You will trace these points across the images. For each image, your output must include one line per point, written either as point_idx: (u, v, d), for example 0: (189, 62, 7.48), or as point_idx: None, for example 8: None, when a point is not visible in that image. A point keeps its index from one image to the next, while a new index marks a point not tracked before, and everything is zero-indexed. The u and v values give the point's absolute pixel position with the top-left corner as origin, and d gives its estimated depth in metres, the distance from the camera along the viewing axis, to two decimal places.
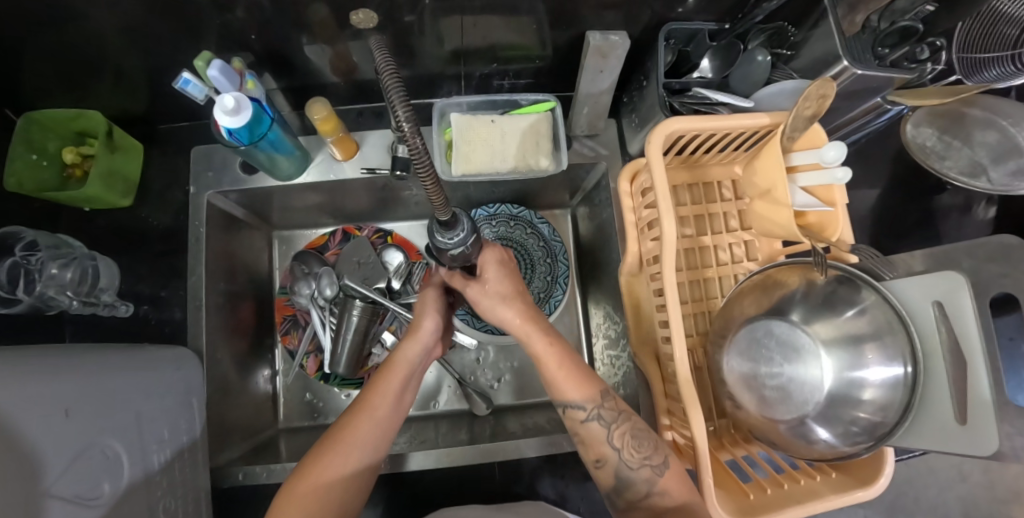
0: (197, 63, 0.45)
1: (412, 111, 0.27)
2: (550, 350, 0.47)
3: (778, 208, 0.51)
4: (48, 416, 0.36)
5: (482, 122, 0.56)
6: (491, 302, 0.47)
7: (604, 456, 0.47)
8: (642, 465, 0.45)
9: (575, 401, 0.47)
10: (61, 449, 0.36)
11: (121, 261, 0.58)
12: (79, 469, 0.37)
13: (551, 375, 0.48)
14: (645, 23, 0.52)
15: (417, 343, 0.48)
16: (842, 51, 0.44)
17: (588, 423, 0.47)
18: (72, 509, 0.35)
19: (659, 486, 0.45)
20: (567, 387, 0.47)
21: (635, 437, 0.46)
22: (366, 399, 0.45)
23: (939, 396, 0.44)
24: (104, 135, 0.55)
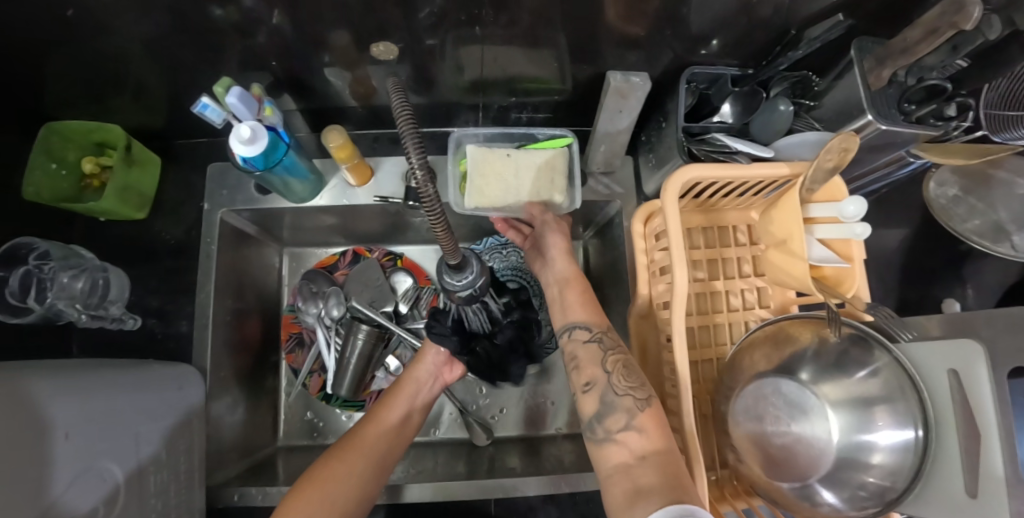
0: (217, 89, 0.46)
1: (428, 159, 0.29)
2: (582, 291, 0.56)
3: (791, 259, 0.50)
4: (46, 438, 0.36)
5: (498, 156, 0.55)
6: (557, 266, 0.58)
7: (593, 378, 0.48)
8: (627, 393, 0.46)
9: (580, 322, 0.53)
10: (55, 472, 0.36)
11: (131, 274, 0.58)
12: (72, 494, 0.37)
13: (570, 297, 0.55)
14: (666, 64, 0.51)
15: (416, 383, 0.61)
16: (866, 106, 0.44)
17: (587, 344, 0.51)
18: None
19: (637, 419, 0.44)
20: (575, 309, 0.54)
21: (625, 367, 0.48)
22: (363, 432, 0.55)
23: (950, 466, 0.42)
24: (123, 149, 0.55)
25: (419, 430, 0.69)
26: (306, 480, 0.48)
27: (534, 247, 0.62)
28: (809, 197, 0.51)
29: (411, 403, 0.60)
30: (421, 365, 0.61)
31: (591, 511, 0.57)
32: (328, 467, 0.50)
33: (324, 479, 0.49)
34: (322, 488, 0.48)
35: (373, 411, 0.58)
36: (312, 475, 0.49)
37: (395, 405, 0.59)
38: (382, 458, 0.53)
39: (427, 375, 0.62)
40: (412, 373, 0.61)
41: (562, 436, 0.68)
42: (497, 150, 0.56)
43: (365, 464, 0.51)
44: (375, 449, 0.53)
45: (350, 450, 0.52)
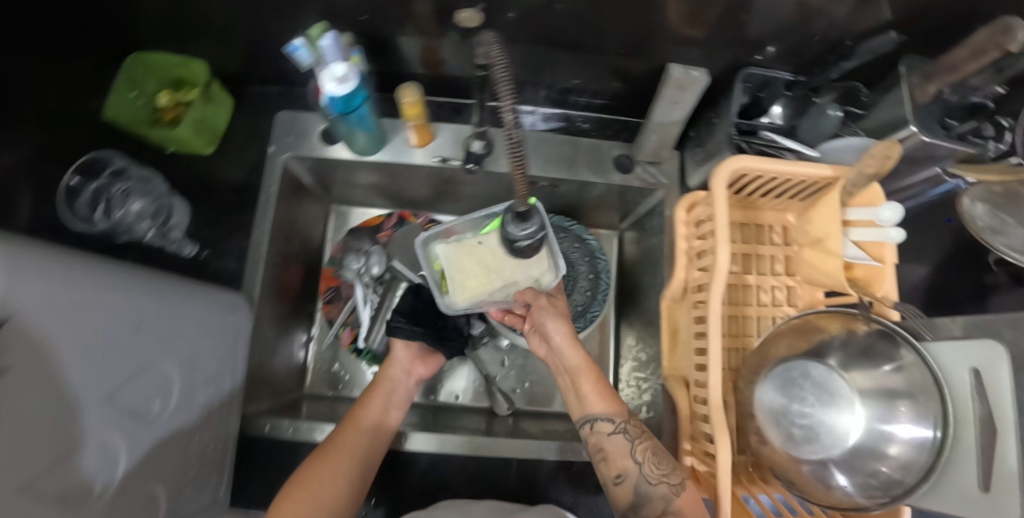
0: (312, 32, 0.48)
1: (515, 98, 0.35)
2: (587, 368, 0.53)
3: (827, 257, 0.53)
4: (120, 327, 0.39)
5: (470, 245, 0.55)
6: (565, 344, 0.54)
7: (624, 471, 0.48)
8: (660, 481, 0.46)
9: (602, 414, 0.50)
10: (123, 362, 0.39)
11: (193, 206, 0.61)
12: (135, 384, 0.40)
13: (585, 387, 0.52)
14: (725, 63, 0.55)
15: (391, 382, 0.61)
16: (910, 117, 0.47)
17: (613, 436, 0.49)
18: (120, 420, 0.38)
19: (675, 506, 0.45)
20: (593, 401, 0.52)
21: (655, 455, 0.48)
22: (344, 431, 0.54)
23: (966, 464, 0.44)
24: (203, 87, 0.59)
25: (440, 393, 0.71)
26: (293, 484, 0.48)
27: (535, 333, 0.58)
28: (847, 201, 0.53)
29: (388, 403, 0.59)
30: (393, 363, 0.62)
31: None
32: (313, 469, 0.49)
33: (308, 482, 0.48)
34: (308, 490, 0.48)
35: (352, 411, 0.57)
36: (297, 478, 0.49)
37: (374, 404, 0.58)
38: (365, 455, 0.52)
39: (399, 372, 0.62)
40: (386, 374, 0.61)
41: None
42: (468, 240, 0.55)
43: (347, 463, 0.51)
44: (356, 448, 0.52)
45: (332, 451, 0.52)
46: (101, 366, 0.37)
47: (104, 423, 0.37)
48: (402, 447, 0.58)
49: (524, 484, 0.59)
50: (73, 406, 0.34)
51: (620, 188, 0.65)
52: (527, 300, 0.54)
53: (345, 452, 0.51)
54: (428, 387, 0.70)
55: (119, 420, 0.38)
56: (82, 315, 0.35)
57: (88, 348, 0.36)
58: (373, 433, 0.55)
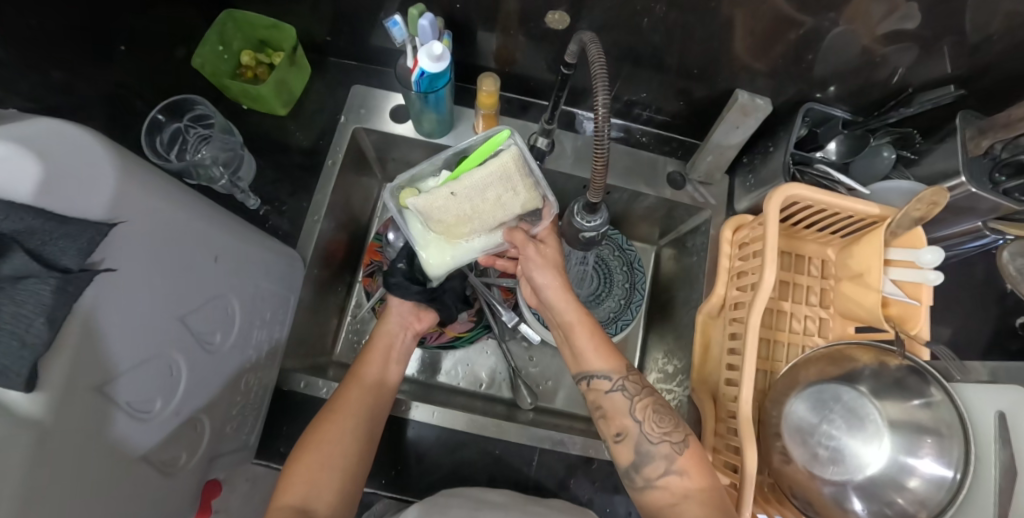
0: (411, 11, 0.51)
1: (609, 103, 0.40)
2: (581, 323, 0.53)
3: (865, 291, 0.56)
4: (201, 255, 0.41)
5: (440, 195, 0.47)
6: (559, 296, 0.54)
7: (624, 428, 0.50)
8: (661, 440, 0.48)
9: (601, 371, 0.52)
10: (199, 289, 0.41)
11: (259, 161, 0.63)
12: (206, 312, 0.43)
13: (581, 345, 0.53)
14: (787, 96, 0.58)
15: (389, 336, 0.61)
16: (960, 168, 0.50)
17: (611, 394, 0.51)
18: (191, 345, 0.41)
19: (677, 465, 0.47)
20: (591, 358, 0.53)
21: (656, 412, 0.49)
22: (344, 391, 0.55)
23: (982, 506, 0.46)
24: (290, 49, 0.61)
25: (466, 378, 0.72)
26: (303, 446, 0.51)
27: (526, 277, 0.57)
28: (889, 241, 0.56)
29: (385, 359, 0.59)
30: (388, 320, 0.62)
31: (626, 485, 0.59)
32: (321, 430, 0.51)
33: (316, 443, 0.50)
34: (317, 451, 0.50)
35: (352, 373, 0.57)
36: (306, 442, 0.51)
37: (372, 363, 0.59)
38: (368, 414, 0.53)
39: (395, 328, 0.62)
40: (381, 333, 0.61)
41: None
42: (438, 189, 0.47)
43: (351, 422, 0.52)
44: (357, 407, 0.53)
45: (335, 411, 0.53)
46: (183, 290, 0.39)
47: (176, 345, 0.39)
48: (402, 414, 0.61)
49: (542, 474, 0.60)
50: (154, 321, 0.37)
51: (668, 202, 0.68)
52: (516, 241, 0.50)
53: (347, 411, 0.52)
54: (458, 370, 0.73)
55: (186, 341, 0.40)
56: (169, 233, 0.37)
57: (174, 268, 0.38)
58: (374, 391, 0.56)
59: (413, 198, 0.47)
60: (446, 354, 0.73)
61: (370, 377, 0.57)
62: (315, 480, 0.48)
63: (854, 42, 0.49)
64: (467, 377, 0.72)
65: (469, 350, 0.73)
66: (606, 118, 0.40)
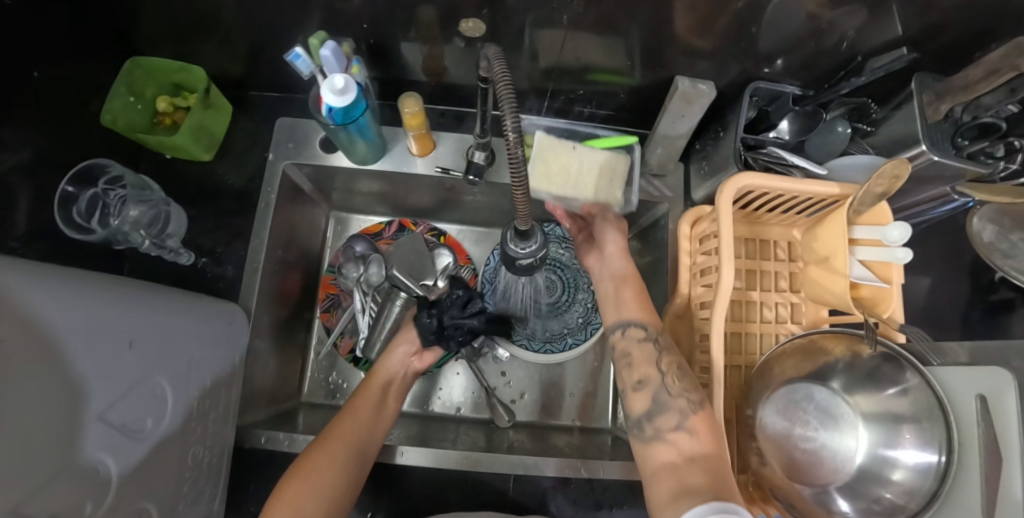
0: (312, 41, 0.48)
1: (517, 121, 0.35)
2: (635, 277, 0.53)
3: (834, 276, 0.52)
4: (113, 343, 0.38)
5: (564, 147, 0.58)
6: (618, 252, 0.54)
7: (646, 378, 0.46)
8: (680, 395, 0.44)
9: (635, 320, 0.49)
10: (117, 379, 0.37)
11: (190, 212, 0.61)
12: (130, 401, 0.39)
13: (625, 295, 0.51)
14: (732, 76, 0.54)
15: (388, 373, 0.59)
16: (920, 135, 0.47)
17: (641, 342, 0.48)
18: (116, 441, 0.37)
19: (688, 423, 0.42)
20: (631, 306, 0.51)
21: (679, 369, 0.46)
22: (339, 421, 0.52)
23: (967, 491, 0.44)
24: (203, 92, 0.58)
25: (439, 403, 0.71)
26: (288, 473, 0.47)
27: (588, 239, 0.58)
28: (855, 219, 0.53)
29: (386, 393, 0.57)
30: (393, 354, 0.60)
31: (606, 500, 0.58)
32: (312, 459, 0.48)
33: (305, 471, 0.47)
34: (305, 479, 0.46)
35: (347, 404, 0.55)
36: (293, 469, 0.48)
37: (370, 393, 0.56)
38: (362, 448, 0.51)
39: (397, 365, 0.59)
40: (383, 366, 0.58)
41: (578, 427, 0.70)
42: (564, 141, 0.58)
43: (344, 452, 0.49)
44: (352, 438, 0.51)
45: (329, 439, 0.50)
46: (94, 386, 0.35)
47: (99, 447, 0.35)
48: (389, 460, 0.56)
49: (521, 496, 0.59)
50: (67, 429, 0.32)
51: None
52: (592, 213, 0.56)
53: (341, 442, 0.50)
54: (429, 396, 0.71)
55: (111, 437, 0.36)
56: (64, 329, 0.33)
57: (81, 360, 0.34)
58: (371, 424, 0.53)
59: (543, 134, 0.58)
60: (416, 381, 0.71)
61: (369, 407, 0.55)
62: (300, 509, 0.45)
63: (796, 13, 0.45)
64: (440, 402, 0.71)
65: (439, 374, 0.72)
66: (518, 139, 0.35)
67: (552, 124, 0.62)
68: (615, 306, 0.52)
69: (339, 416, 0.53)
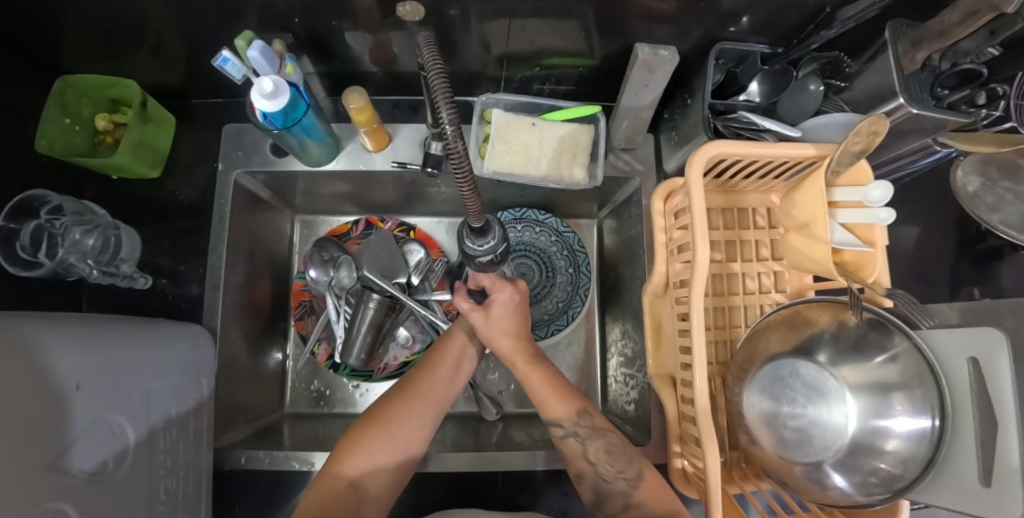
0: (238, 42, 0.45)
1: (455, 111, 0.31)
2: (533, 370, 0.50)
3: (814, 243, 0.50)
4: (59, 388, 0.36)
5: (523, 123, 0.55)
6: (493, 326, 0.50)
7: (582, 471, 0.47)
8: (617, 478, 0.46)
9: (556, 419, 0.48)
10: (68, 424, 0.36)
11: (144, 234, 0.58)
12: (86, 444, 0.37)
13: (534, 388, 0.50)
14: (695, 39, 0.50)
15: (462, 340, 0.53)
16: (898, 89, 0.44)
17: (567, 439, 0.48)
18: (78, 487, 0.35)
19: (635, 498, 0.44)
20: (550, 404, 0.49)
21: (610, 453, 0.47)
22: (419, 376, 0.51)
23: (964, 455, 0.43)
24: (139, 105, 0.55)
25: None
26: (366, 420, 0.47)
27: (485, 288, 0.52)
28: (835, 180, 0.50)
29: (459, 361, 0.53)
30: (467, 317, 0.54)
31: None
32: (386, 417, 0.47)
33: (382, 425, 0.46)
34: (383, 431, 0.46)
35: (425, 360, 0.52)
36: (371, 416, 0.47)
37: (448, 352, 0.53)
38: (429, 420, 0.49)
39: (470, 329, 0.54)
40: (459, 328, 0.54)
41: None
42: (523, 117, 0.56)
43: (422, 410, 0.48)
44: (431, 398, 0.49)
45: (401, 403, 0.48)
46: (45, 435, 0.33)
47: (63, 495, 0.34)
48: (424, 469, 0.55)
49: (509, 492, 0.58)
50: (28, 483, 0.31)
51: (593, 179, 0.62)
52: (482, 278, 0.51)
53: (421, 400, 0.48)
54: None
55: (70, 484, 0.35)
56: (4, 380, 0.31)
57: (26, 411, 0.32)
58: (448, 385, 0.51)
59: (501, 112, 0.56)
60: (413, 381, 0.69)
61: (448, 368, 0.52)
62: (374, 456, 0.45)
63: None
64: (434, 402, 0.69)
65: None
66: (456, 132, 0.31)
67: (511, 97, 0.58)
68: (536, 401, 0.50)
69: (418, 372, 0.51)
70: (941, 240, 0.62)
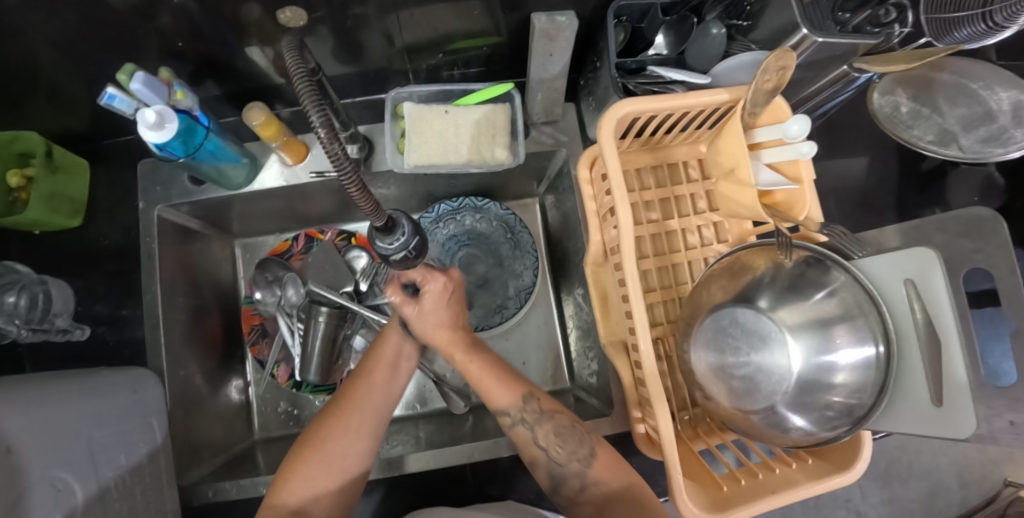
0: (121, 77, 0.44)
1: (324, 116, 0.29)
2: (474, 366, 0.49)
3: (741, 188, 0.49)
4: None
5: (435, 112, 0.54)
6: (423, 319, 0.49)
7: (536, 457, 0.48)
8: (570, 460, 0.46)
9: (501, 407, 0.48)
10: (13, 482, 0.35)
11: (74, 284, 0.57)
12: (33, 502, 0.36)
13: (483, 386, 0.49)
14: (592, 1, 0.49)
15: (395, 341, 0.52)
16: (799, 20, 0.43)
17: (514, 427, 0.48)
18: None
19: (590, 477, 0.46)
20: (495, 394, 0.48)
21: (559, 435, 0.47)
22: (353, 391, 0.49)
23: (913, 377, 0.43)
24: (43, 155, 0.53)
25: (402, 405, 0.69)
26: (305, 446, 0.47)
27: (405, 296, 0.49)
28: (754, 121, 0.49)
29: (396, 362, 0.51)
30: (392, 327, 0.52)
31: None
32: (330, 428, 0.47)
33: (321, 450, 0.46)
34: (323, 457, 0.46)
35: (358, 374, 0.51)
36: (309, 440, 0.47)
37: (379, 361, 0.51)
38: (375, 419, 0.49)
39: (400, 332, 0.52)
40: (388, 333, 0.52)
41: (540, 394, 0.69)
42: (435, 106, 0.55)
43: (361, 424, 0.48)
44: (369, 411, 0.48)
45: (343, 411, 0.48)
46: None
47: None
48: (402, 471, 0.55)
49: (484, 481, 0.59)
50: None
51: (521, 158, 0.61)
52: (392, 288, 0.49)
53: (356, 417, 0.47)
54: (399, 400, 0.69)
55: None
56: None
57: None
58: (384, 392, 0.50)
59: (411, 104, 0.54)
60: None
61: (382, 375, 0.50)
62: (313, 481, 0.45)
63: None
64: (408, 404, 0.69)
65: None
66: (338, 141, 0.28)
67: (422, 88, 0.57)
68: (481, 389, 0.49)
69: (354, 382, 0.50)
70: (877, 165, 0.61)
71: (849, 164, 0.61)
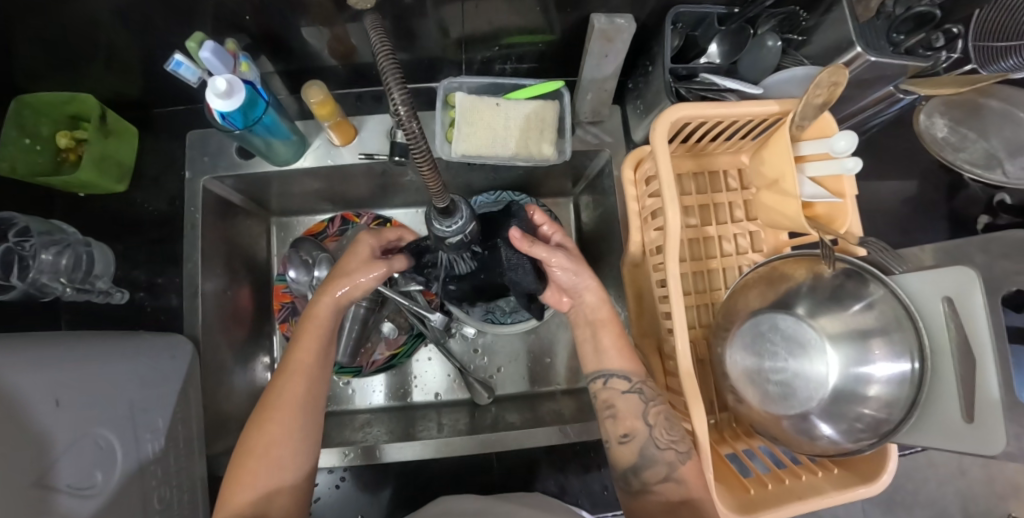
0: (190, 45, 0.44)
1: (409, 95, 0.26)
2: (609, 322, 0.51)
3: (785, 199, 0.49)
4: (38, 405, 0.35)
5: (486, 104, 0.55)
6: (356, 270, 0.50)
7: (632, 431, 0.48)
8: (667, 447, 0.46)
9: (617, 371, 0.50)
10: (53, 438, 0.35)
11: (117, 248, 0.58)
12: (73, 458, 0.37)
13: (605, 343, 0.51)
14: (651, 6, 0.50)
15: (319, 320, 0.50)
16: (854, 38, 0.44)
17: (625, 395, 0.49)
18: (71, 502, 0.35)
19: (678, 471, 0.45)
20: (620, 359, 0.50)
21: (667, 418, 0.47)
22: (282, 385, 0.47)
23: (944, 392, 0.43)
24: (98, 119, 0.54)
25: (400, 393, 0.69)
26: (242, 446, 0.44)
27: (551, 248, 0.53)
28: (800, 134, 0.50)
29: (320, 341, 0.49)
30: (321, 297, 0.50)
31: (592, 461, 0.59)
32: (259, 430, 0.45)
33: (262, 450, 0.44)
34: (261, 457, 0.43)
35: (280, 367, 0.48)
36: (245, 446, 0.44)
37: (305, 349, 0.48)
38: (306, 405, 0.47)
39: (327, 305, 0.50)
40: (314, 317, 0.49)
41: (562, 391, 0.69)
42: (486, 98, 0.56)
43: (299, 417, 0.46)
44: (299, 405, 0.46)
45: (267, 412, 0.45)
46: (28, 453, 0.33)
47: (56, 512, 0.34)
48: (379, 459, 0.56)
49: (506, 472, 0.59)
50: (18, 499, 0.31)
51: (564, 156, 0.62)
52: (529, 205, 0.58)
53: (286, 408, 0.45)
54: (393, 390, 0.69)
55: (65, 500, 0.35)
56: None
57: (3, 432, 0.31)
58: (312, 379, 0.48)
59: (462, 95, 0.55)
60: (380, 376, 0.69)
61: (308, 362, 0.48)
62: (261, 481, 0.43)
63: None
64: (402, 393, 0.69)
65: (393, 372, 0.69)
66: (410, 114, 0.25)
67: (474, 80, 0.57)
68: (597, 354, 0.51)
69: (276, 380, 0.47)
70: (911, 189, 0.63)
71: (883, 186, 0.63)
